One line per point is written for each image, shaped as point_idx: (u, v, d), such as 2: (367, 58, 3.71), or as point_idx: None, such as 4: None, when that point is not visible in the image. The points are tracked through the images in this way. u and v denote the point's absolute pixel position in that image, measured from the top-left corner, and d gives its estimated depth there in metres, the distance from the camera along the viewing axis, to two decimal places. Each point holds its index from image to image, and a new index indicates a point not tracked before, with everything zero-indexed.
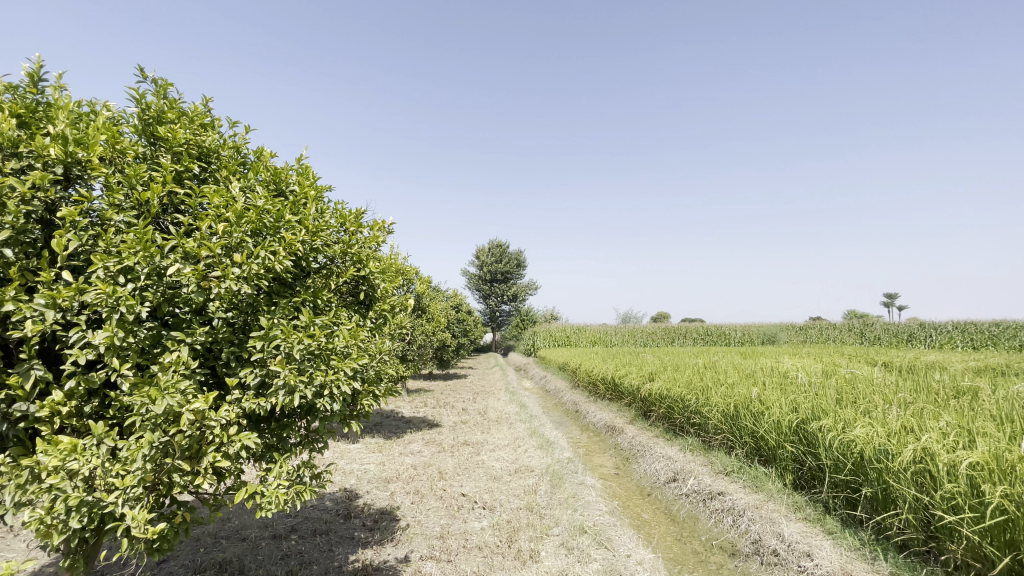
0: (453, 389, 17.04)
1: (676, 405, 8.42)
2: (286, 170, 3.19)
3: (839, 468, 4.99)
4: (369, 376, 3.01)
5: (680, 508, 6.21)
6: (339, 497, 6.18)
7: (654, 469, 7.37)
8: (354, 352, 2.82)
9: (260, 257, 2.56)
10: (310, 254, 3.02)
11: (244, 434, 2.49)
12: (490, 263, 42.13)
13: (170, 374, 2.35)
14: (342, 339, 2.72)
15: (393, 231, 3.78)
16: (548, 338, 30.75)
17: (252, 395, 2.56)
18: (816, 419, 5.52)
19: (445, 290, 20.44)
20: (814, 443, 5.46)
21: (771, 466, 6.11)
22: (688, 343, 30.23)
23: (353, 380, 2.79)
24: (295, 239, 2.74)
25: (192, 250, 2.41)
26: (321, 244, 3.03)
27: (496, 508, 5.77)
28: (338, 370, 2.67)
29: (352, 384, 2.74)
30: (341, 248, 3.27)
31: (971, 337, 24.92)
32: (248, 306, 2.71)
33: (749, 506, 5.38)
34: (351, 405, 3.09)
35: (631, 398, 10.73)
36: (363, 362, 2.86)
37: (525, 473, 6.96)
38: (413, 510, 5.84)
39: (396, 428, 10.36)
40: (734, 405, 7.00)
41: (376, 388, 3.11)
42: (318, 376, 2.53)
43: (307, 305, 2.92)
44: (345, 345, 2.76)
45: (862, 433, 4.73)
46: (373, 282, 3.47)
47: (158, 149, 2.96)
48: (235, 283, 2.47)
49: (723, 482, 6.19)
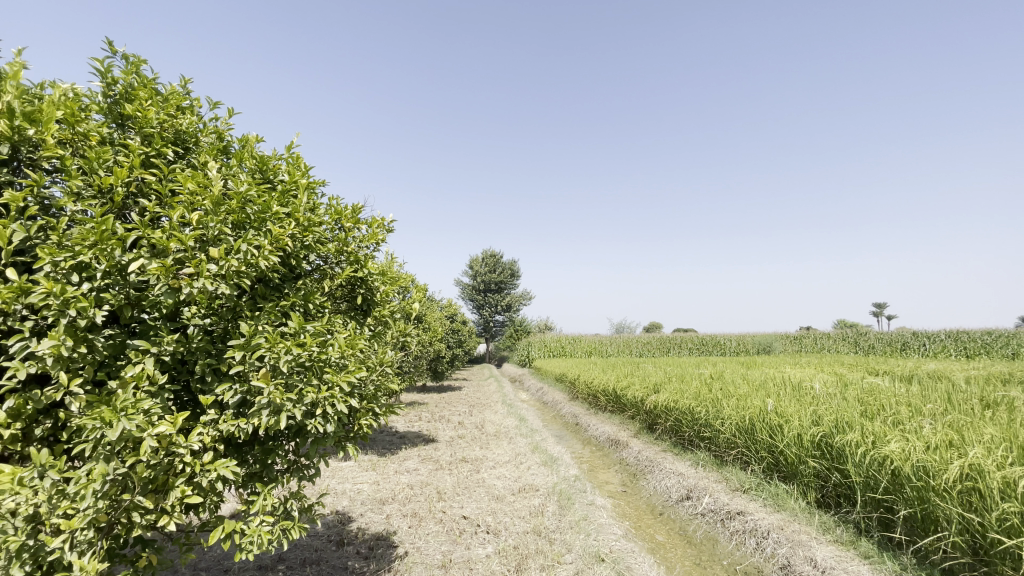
0: (448, 401, 16.57)
1: (685, 417, 8.06)
2: (275, 159, 2.82)
3: (872, 486, 4.65)
4: (368, 392, 2.63)
5: (696, 529, 5.83)
6: (331, 521, 5.73)
7: (664, 486, 6.98)
8: (351, 364, 2.44)
9: (241, 251, 2.17)
10: (301, 251, 2.65)
11: (220, 462, 2.10)
12: (484, 274, 41.77)
13: (131, 392, 1.95)
14: (338, 349, 2.34)
15: (393, 230, 3.41)
16: (543, 348, 30.35)
17: (231, 416, 2.16)
18: (841, 433, 5.20)
19: (439, 300, 20.02)
20: (841, 458, 5.12)
21: (793, 483, 5.75)
22: (683, 353, 29.98)
23: (349, 397, 2.41)
24: (284, 233, 2.37)
25: (159, 242, 2.02)
26: (314, 240, 2.66)
27: (501, 532, 5.35)
28: (333, 386, 2.29)
29: (349, 402, 2.35)
30: (335, 246, 2.89)
31: (964, 344, 24.90)
32: (228, 311, 2.34)
33: (773, 527, 5.00)
34: (347, 425, 2.69)
35: (635, 411, 10.35)
36: (361, 376, 2.47)
37: (529, 493, 6.54)
38: (411, 535, 5.40)
39: (390, 444, 9.88)
40: (749, 417, 6.66)
41: (376, 405, 2.72)
42: (309, 394, 2.15)
43: (296, 310, 2.54)
44: (340, 356, 2.37)
45: (898, 448, 4.40)
46: (371, 285, 3.09)
47: (126, 133, 2.60)
48: (210, 282, 2.08)
49: (741, 500, 5.81)
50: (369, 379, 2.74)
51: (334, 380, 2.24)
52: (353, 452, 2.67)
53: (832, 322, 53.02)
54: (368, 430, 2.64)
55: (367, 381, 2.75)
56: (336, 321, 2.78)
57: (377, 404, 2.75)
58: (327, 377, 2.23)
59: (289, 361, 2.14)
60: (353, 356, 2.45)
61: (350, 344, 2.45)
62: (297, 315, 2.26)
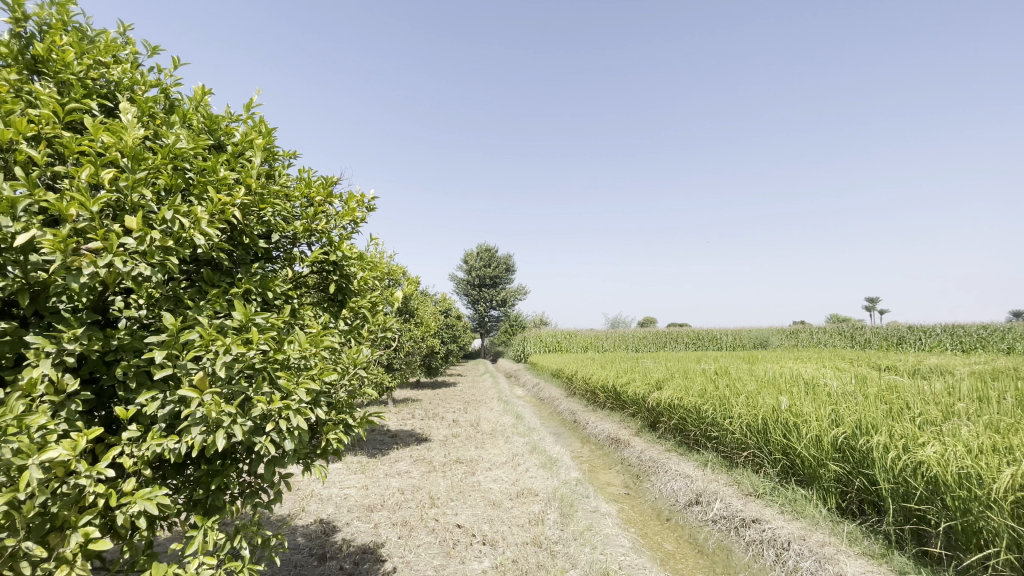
0: (442, 398, 16.12)
1: (690, 416, 7.67)
2: (228, 118, 2.34)
3: (903, 494, 4.28)
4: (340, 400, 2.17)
5: (708, 537, 5.44)
6: (314, 532, 5.29)
7: (670, 488, 6.58)
8: (317, 365, 1.96)
9: (167, 220, 1.67)
10: (257, 227, 2.18)
11: (143, 493, 1.65)
12: (478, 268, 41.28)
13: (17, 405, 1.49)
14: (298, 347, 1.86)
15: (373, 208, 2.95)
16: (537, 343, 29.98)
17: (159, 433, 1.70)
18: (866, 435, 4.83)
19: (432, 294, 19.52)
20: (866, 462, 4.75)
21: (812, 488, 5.37)
22: (679, 348, 29.68)
23: (314, 407, 1.93)
24: (230, 201, 1.88)
25: (53, 207, 1.52)
26: (274, 214, 2.19)
27: (498, 543, 4.92)
28: (290, 395, 1.77)
29: (313, 414, 1.87)
30: (302, 225, 2.43)
31: (960, 339, 24.76)
32: (162, 300, 1.86)
33: (794, 537, 4.62)
34: (316, 438, 2.23)
35: (636, 409, 9.95)
36: (330, 381, 2.01)
37: (528, 498, 6.12)
38: (401, 547, 4.96)
39: (382, 444, 9.44)
40: (761, 416, 6.27)
41: (350, 416, 2.27)
42: (256, 405, 1.65)
43: (252, 300, 2.06)
44: (301, 356, 1.90)
45: (935, 453, 4.03)
46: (347, 272, 2.64)
47: (43, 82, 2.12)
48: (125, 261, 1.57)
49: (755, 506, 5.43)
50: (341, 383, 2.26)
51: (290, 388, 1.75)
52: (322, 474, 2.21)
53: (828, 317, 53.02)
54: (338, 448, 2.16)
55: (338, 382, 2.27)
56: (303, 314, 2.33)
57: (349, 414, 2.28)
58: (280, 381, 1.74)
59: (227, 363, 1.65)
60: (322, 356, 1.99)
61: (313, 343, 1.97)
62: (242, 306, 1.78)
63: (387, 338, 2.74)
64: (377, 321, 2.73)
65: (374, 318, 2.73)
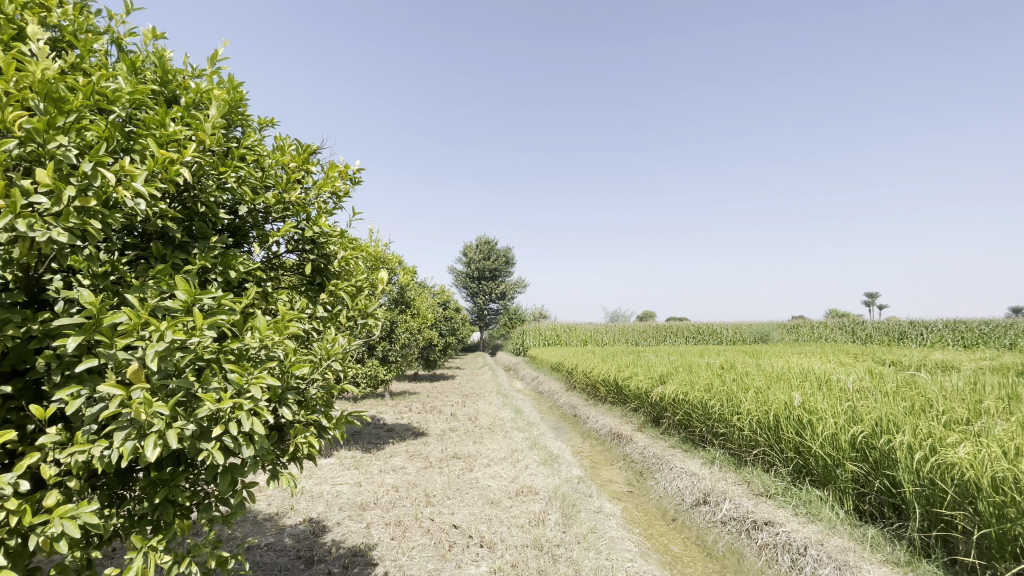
0: (440, 391, 15.85)
1: (696, 412, 7.40)
2: (184, 70, 2.04)
3: (930, 497, 4.04)
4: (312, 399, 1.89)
5: (717, 539, 5.18)
6: (302, 533, 5.02)
7: (675, 487, 6.32)
8: (282, 358, 1.66)
9: (90, 176, 1.37)
10: (217, 194, 1.88)
11: (66, 510, 1.38)
12: (478, 260, 40.94)
13: None
14: (258, 336, 1.56)
15: (359, 181, 2.66)
16: (537, 336, 29.74)
17: (87, 437, 1.42)
18: (888, 435, 4.57)
19: (430, 286, 19.20)
20: (887, 463, 4.50)
21: (827, 489, 5.11)
22: (679, 342, 29.42)
23: (279, 407, 1.63)
24: (176, 158, 1.56)
25: None
26: (237, 181, 1.89)
27: (496, 546, 4.65)
28: (244, 394, 1.45)
29: (276, 416, 1.57)
30: (273, 195, 2.13)
31: (962, 334, 24.47)
32: (98, 277, 1.57)
33: (811, 542, 4.36)
34: (285, 442, 1.95)
35: (638, 404, 9.68)
36: (298, 376, 1.71)
37: (528, 497, 5.85)
38: (394, 549, 4.68)
39: (376, 438, 9.18)
40: (771, 413, 5.99)
41: (324, 417, 1.98)
42: (202, 407, 1.34)
43: (213, 283, 1.81)
44: (262, 346, 1.60)
45: (966, 454, 3.78)
46: (328, 251, 2.35)
47: None
48: (36, 224, 1.28)
49: (767, 507, 5.18)
50: (313, 376, 1.96)
51: (243, 383, 1.43)
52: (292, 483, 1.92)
53: (828, 311, 52.78)
54: (310, 453, 1.88)
55: (309, 377, 1.96)
56: (275, 298, 2.10)
57: (322, 412, 1.99)
58: (230, 374, 1.42)
59: (164, 352, 1.34)
60: (287, 344, 1.68)
61: (276, 329, 1.67)
62: (186, 283, 1.47)
63: (371, 324, 2.45)
64: (360, 306, 2.43)
65: (356, 302, 2.44)
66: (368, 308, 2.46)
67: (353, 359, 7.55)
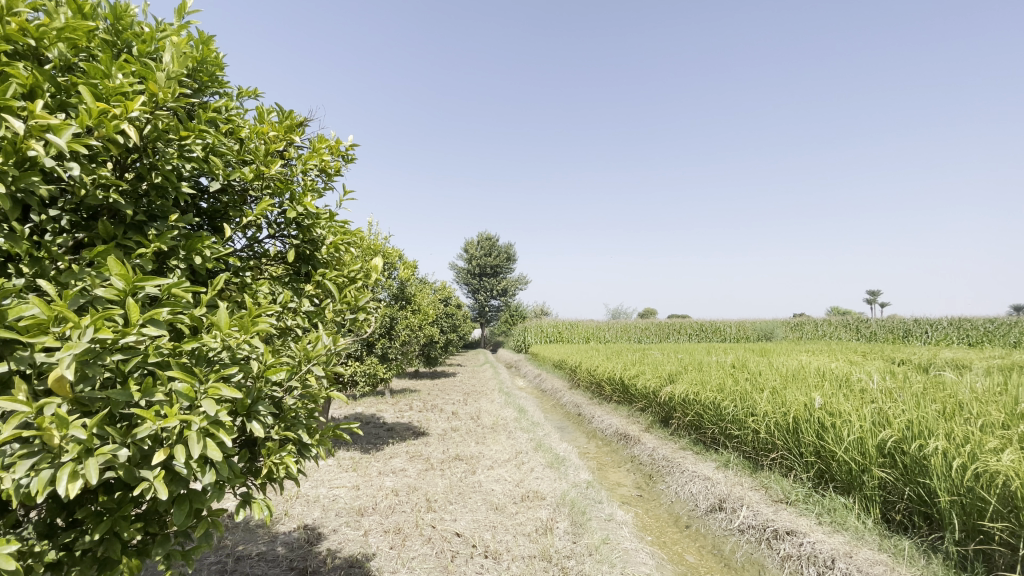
0: (441, 389, 15.56)
1: (707, 412, 7.11)
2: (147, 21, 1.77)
3: (969, 508, 3.76)
4: (290, 409, 1.62)
5: (734, 549, 4.90)
6: (296, 541, 4.74)
7: (687, 491, 6.04)
8: (249, 360, 1.38)
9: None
10: (179, 164, 1.58)
11: None
12: (479, 257, 40.60)
13: None
14: (218, 334, 1.29)
15: (352, 157, 2.39)
16: (538, 334, 29.43)
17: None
18: (920, 440, 4.29)
19: (431, 282, 18.89)
20: (920, 470, 4.21)
21: (852, 496, 4.83)
22: (682, 340, 29.08)
23: (246, 421, 1.35)
24: (119, 115, 1.30)
25: None
26: (203, 149, 1.60)
27: (502, 557, 4.37)
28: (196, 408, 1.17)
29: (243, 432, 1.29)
30: (251, 169, 1.85)
31: (968, 332, 24.12)
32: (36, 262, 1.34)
33: (839, 554, 4.08)
34: (257, 461, 1.67)
35: (645, 404, 9.39)
36: (271, 381, 1.44)
37: (534, 502, 5.57)
38: (393, 560, 4.40)
39: (376, 438, 8.91)
40: (790, 415, 5.70)
41: (304, 430, 1.70)
42: (140, 427, 1.07)
43: (176, 271, 1.55)
44: (223, 346, 1.33)
45: (1011, 462, 3.50)
46: (315, 235, 2.08)
47: None
48: None
49: (787, 514, 4.90)
50: (292, 382, 1.67)
51: (194, 395, 1.14)
52: (266, 509, 1.64)
53: (831, 309, 52.44)
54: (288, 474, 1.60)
55: (288, 382, 1.67)
56: (253, 290, 1.83)
57: (303, 425, 1.70)
58: (178, 385, 1.12)
59: (88, 355, 1.07)
60: (257, 345, 1.38)
61: (244, 326, 1.37)
62: (123, 268, 1.18)
63: (362, 319, 2.13)
64: (349, 298, 2.10)
65: (345, 294, 2.10)
66: (359, 301, 2.12)
67: (352, 357, 7.27)
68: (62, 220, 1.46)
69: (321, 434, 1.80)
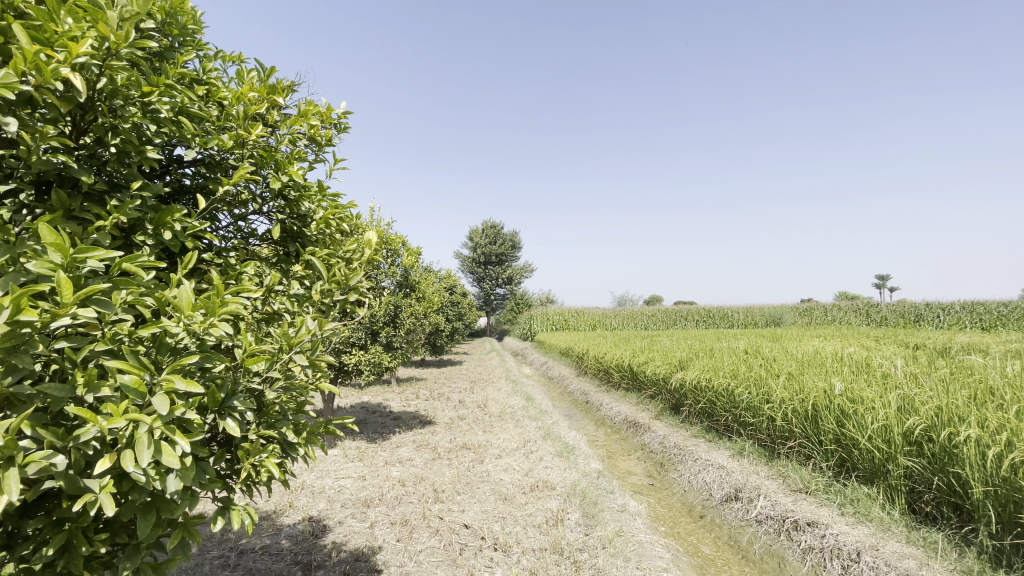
0: (447, 377, 15.45)
1: (720, 399, 6.93)
2: None
3: (1004, 499, 3.58)
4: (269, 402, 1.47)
5: (752, 540, 4.75)
6: (301, 534, 4.62)
7: (700, 480, 5.89)
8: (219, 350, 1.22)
9: None
10: (141, 124, 1.41)
11: None
12: (484, 245, 40.38)
13: None
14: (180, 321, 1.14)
15: (346, 125, 2.21)
16: (544, 321, 29.30)
17: None
18: (951, 428, 4.09)
19: (436, 271, 18.73)
20: (951, 460, 4.01)
21: (875, 486, 4.64)
22: (689, 326, 28.82)
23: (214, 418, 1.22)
24: (64, 62, 1.15)
25: None
26: (169, 107, 1.42)
27: (511, 549, 4.24)
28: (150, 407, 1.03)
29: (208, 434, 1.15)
30: (229, 133, 1.68)
31: (980, 316, 23.74)
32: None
33: (864, 546, 3.91)
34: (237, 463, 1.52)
35: (655, 391, 9.23)
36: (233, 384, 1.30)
37: (544, 492, 5.44)
38: (400, 553, 4.27)
39: (382, 427, 8.81)
40: (809, 401, 5.50)
41: (289, 427, 1.55)
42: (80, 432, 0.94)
43: (145, 247, 1.38)
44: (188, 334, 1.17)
45: None
46: (303, 208, 1.91)
47: None
48: None
49: (807, 505, 4.73)
50: (273, 373, 1.50)
51: (146, 391, 1.01)
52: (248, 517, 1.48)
53: (841, 293, 51.91)
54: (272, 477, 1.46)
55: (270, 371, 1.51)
56: (238, 270, 1.71)
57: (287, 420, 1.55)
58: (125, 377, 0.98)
59: (16, 343, 0.95)
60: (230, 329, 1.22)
61: (211, 309, 1.21)
62: (58, 239, 1.02)
63: (354, 300, 1.95)
64: (339, 277, 1.92)
65: (334, 272, 1.92)
66: (350, 281, 1.95)
67: (356, 345, 7.14)
68: (22, 194, 1.32)
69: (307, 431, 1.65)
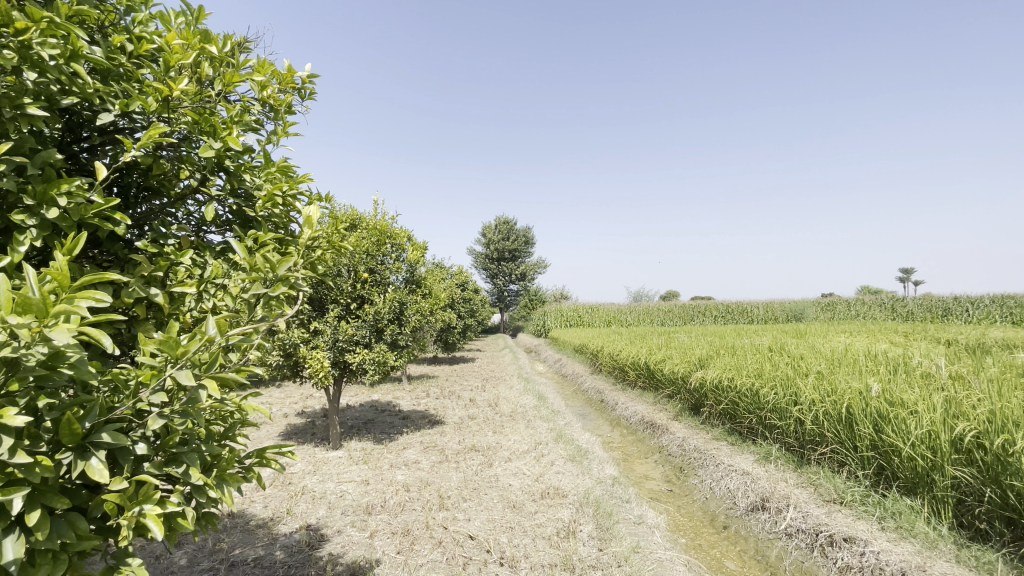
0: (459, 375, 15.16)
1: (744, 399, 6.51)
2: None
3: None
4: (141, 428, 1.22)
5: (780, 555, 4.36)
6: (296, 544, 4.37)
7: (722, 487, 5.50)
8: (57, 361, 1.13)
9: None
10: (26, 73, 1.25)
11: None
12: (497, 241, 40.13)
13: None
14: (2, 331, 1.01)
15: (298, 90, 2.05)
16: (559, 317, 28.85)
17: None
18: (1010, 436, 3.65)
19: (447, 267, 18.47)
20: (1008, 471, 3.59)
21: (919, 498, 4.21)
22: (707, 322, 28.11)
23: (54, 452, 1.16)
24: None
25: None
26: (55, 51, 1.22)
27: (518, 565, 3.92)
28: None
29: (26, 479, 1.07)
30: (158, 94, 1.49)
31: (1012, 310, 22.73)
32: None
33: (912, 567, 3.50)
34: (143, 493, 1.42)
35: (673, 390, 8.82)
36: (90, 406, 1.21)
37: (555, 500, 5.11)
38: (399, 566, 3.99)
39: (389, 428, 8.56)
40: (843, 404, 5.06)
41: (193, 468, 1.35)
42: None
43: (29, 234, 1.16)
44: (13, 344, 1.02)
45: None
46: (243, 183, 1.78)
47: None
48: None
49: (842, 518, 4.31)
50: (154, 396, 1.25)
51: None
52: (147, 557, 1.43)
53: (863, 287, 50.42)
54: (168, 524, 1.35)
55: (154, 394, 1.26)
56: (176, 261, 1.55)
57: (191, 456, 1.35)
58: None
59: None
60: (64, 337, 1.03)
61: (38, 313, 1.05)
62: None
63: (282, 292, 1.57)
64: (261, 266, 1.58)
65: (258, 262, 1.59)
66: (275, 270, 1.60)
67: (359, 343, 6.88)
68: None
69: (220, 471, 1.47)
